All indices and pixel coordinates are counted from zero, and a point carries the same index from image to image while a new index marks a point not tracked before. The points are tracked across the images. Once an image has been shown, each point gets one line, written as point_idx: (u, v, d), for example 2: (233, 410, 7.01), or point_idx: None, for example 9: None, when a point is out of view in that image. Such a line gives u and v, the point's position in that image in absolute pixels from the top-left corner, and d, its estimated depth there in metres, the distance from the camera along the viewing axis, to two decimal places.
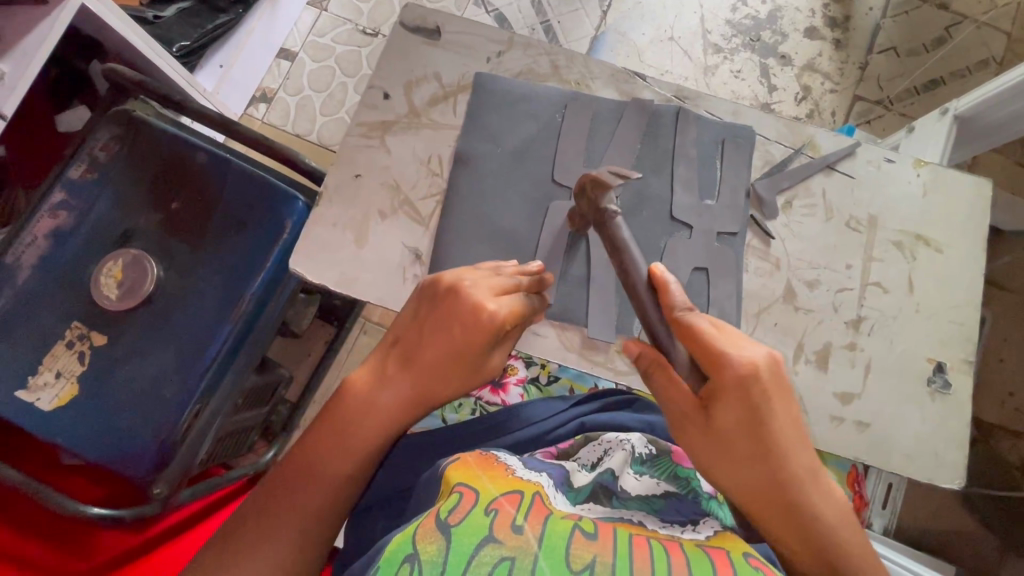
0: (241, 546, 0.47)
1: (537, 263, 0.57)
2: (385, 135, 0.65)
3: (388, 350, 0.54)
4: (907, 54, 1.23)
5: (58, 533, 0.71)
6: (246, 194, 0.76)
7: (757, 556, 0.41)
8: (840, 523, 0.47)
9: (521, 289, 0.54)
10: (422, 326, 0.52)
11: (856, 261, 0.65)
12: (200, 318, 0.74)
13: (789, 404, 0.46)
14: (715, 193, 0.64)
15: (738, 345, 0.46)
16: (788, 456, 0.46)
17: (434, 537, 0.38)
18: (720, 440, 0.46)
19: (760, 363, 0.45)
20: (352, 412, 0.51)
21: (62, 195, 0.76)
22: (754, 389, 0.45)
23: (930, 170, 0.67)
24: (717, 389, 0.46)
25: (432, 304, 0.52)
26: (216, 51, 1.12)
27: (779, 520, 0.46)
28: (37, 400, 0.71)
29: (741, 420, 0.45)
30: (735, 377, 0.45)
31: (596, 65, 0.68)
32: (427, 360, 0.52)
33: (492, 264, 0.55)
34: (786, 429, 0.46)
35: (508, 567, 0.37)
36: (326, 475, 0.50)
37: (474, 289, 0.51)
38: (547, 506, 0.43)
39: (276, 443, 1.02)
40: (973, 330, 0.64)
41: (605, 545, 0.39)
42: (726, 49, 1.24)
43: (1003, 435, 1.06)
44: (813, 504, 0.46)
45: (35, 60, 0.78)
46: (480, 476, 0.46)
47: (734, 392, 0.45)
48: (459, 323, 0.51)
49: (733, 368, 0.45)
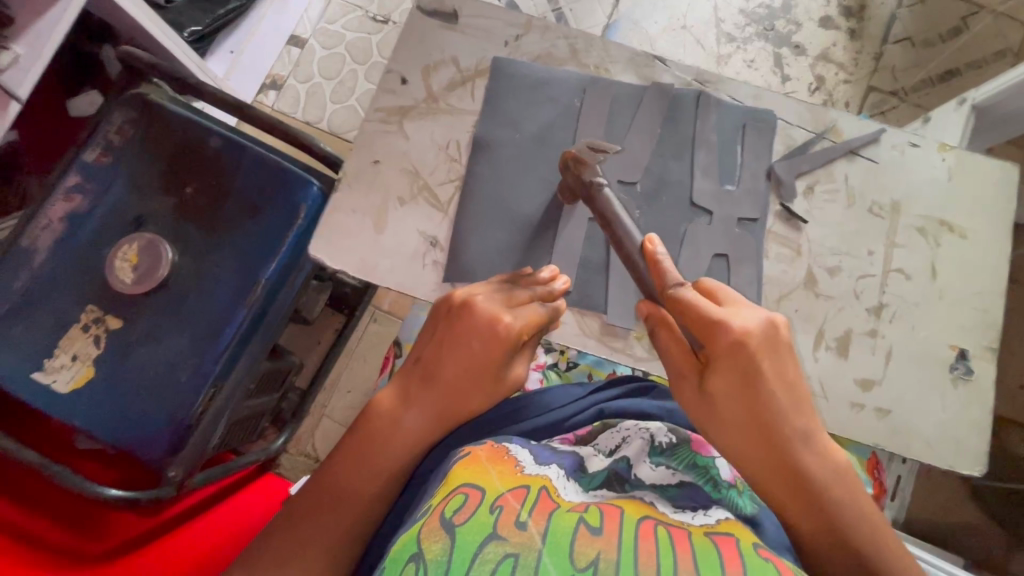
0: (276, 556, 0.50)
1: (550, 269, 0.57)
2: (403, 121, 0.64)
3: (407, 369, 0.56)
4: (922, 44, 1.21)
5: (75, 515, 0.73)
6: (261, 178, 0.76)
7: (766, 547, 0.41)
8: (840, 485, 0.48)
9: (536, 302, 0.55)
10: (442, 342, 0.54)
11: (878, 247, 0.64)
12: (215, 302, 0.74)
13: (786, 369, 0.48)
14: (736, 178, 0.64)
15: (735, 314, 0.48)
16: (783, 419, 0.47)
17: (438, 537, 0.39)
18: (714, 407, 0.48)
19: (754, 329, 0.48)
20: (379, 430, 0.54)
21: (76, 178, 0.76)
22: (747, 354, 0.47)
23: (955, 155, 0.66)
24: (712, 356, 0.48)
25: (449, 321, 0.54)
26: (227, 36, 1.15)
27: (782, 485, 0.47)
28: (54, 382, 0.72)
29: (733, 386, 0.48)
30: (727, 343, 0.47)
31: (615, 49, 0.67)
32: (447, 376, 0.53)
33: (505, 278, 0.56)
34: (782, 394, 0.48)
35: (511, 564, 0.36)
36: (353, 493, 0.52)
37: (487, 304, 0.53)
38: (553, 500, 0.43)
39: (287, 429, 1.03)
40: (996, 317, 0.63)
41: (610, 540, 0.39)
42: (739, 38, 1.23)
43: (1014, 429, 1.06)
44: (813, 469, 0.47)
45: (49, 42, 0.78)
46: (488, 471, 0.46)
47: (727, 358, 0.47)
48: (477, 338, 0.53)
49: (727, 336, 0.47)
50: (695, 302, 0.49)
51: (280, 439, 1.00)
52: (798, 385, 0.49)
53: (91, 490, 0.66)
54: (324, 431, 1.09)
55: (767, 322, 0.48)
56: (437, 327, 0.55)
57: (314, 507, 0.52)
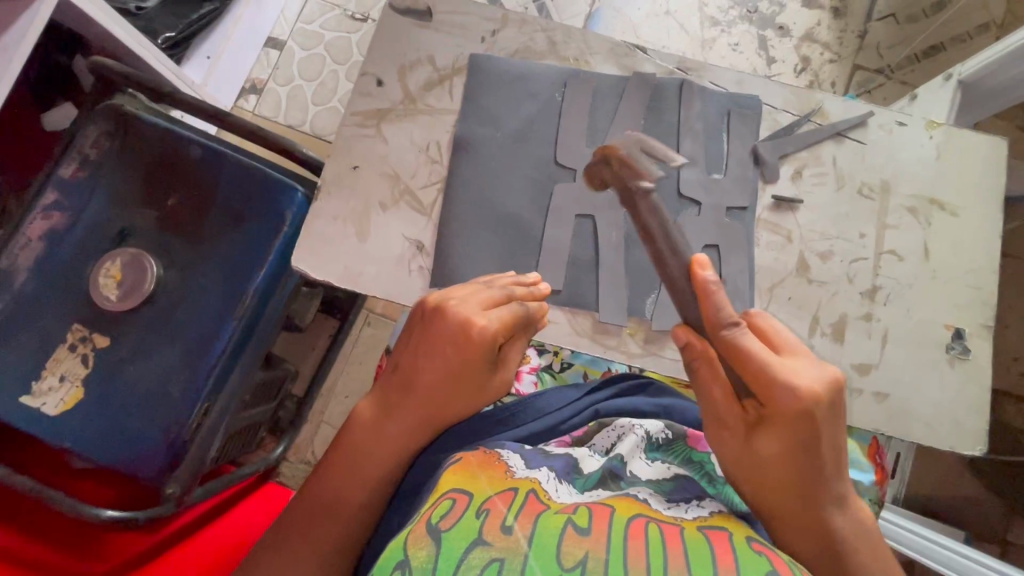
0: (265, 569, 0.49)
1: (535, 276, 0.57)
2: (381, 123, 0.63)
3: (386, 379, 0.55)
4: (906, 21, 1.20)
5: (73, 538, 0.72)
6: (243, 186, 0.75)
7: (760, 540, 0.41)
8: (868, 548, 0.46)
9: (514, 300, 0.54)
10: (416, 348, 0.53)
11: (869, 229, 0.64)
12: (204, 316, 0.73)
13: (839, 440, 0.46)
14: (723, 166, 0.63)
15: (798, 371, 0.45)
16: (826, 484, 0.46)
17: (425, 543, 0.38)
18: (760, 463, 0.46)
19: (819, 391, 0.44)
20: (359, 441, 0.53)
21: (54, 196, 0.74)
22: (810, 416, 0.44)
23: (943, 132, 0.66)
24: (768, 413, 0.45)
25: (421, 330, 0.53)
26: (202, 41, 1.09)
27: (808, 539, 0.46)
28: (43, 405, 0.71)
29: (785, 448, 0.45)
30: (792, 405, 0.44)
31: (594, 39, 0.66)
32: (424, 384, 0.52)
33: (482, 279, 0.55)
34: (830, 457, 0.46)
35: (497, 568, 0.36)
36: (340, 505, 0.52)
37: (460, 307, 0.51)
38: (542, 502, 0.42)
39: (286, 438, 1.01)
40: (990, 294, 0.63)
41: (599, 540, 0.38)
42: (723, 22, 1.22)
43: (1009, 401, 1.06)
44: (846, 535, 0.46)
45: (16, 55, 0.76)
46: (477, 475, 0.45)
47: (781, 419, 0.45)
48: (450, 344, 0.51)
49: (792, 397, 0.44)
50: (755, 353, 0.45)
51: (280, 447, 0.98)
52: (844, 452, 0.47)
53: (85, 512, 0.66)
54: (323, 438, 1.08)
55: (833, 382, 0.45)
56: (412, 333, 0.54)
57: (302, 519, 0.52)
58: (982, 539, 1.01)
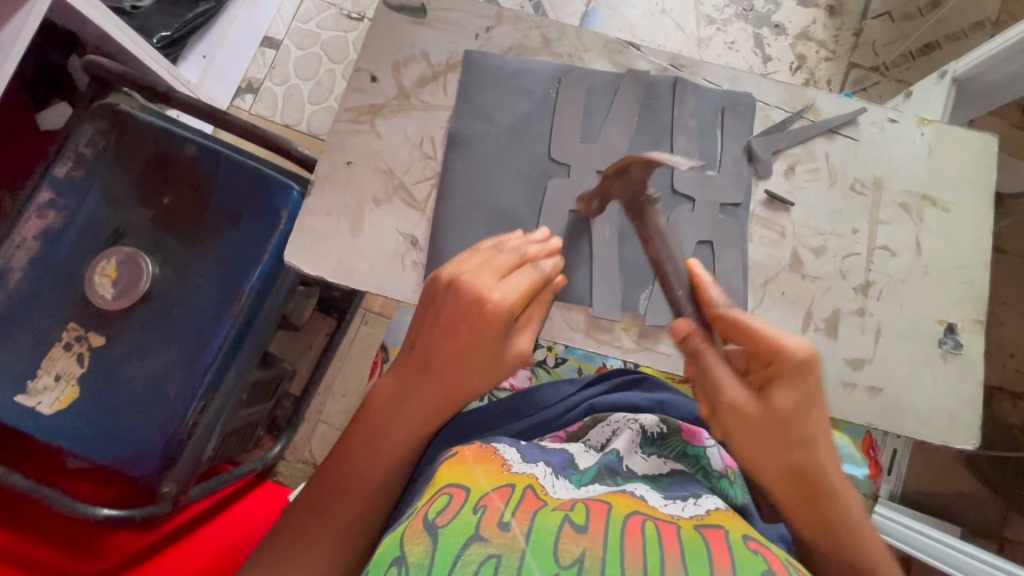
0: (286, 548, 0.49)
1: (544, 232, 0.56)
2: (375, 119, 0.63)
3: (403, 357, 0.55)
4: (901, 19, 1.21)
5: (72, 536, 0.72)
6: (238, 184, 0.75)
7: (757, 539, 0.41)
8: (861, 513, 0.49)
9: (528, 262, 0.53)
10: (430, 326, 0.52)
11: (862, 225, 0.64)
12: (200, 314, 0.73)
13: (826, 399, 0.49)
14: (717, 163, 0.63)
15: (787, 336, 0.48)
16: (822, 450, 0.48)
17: (421, 538, 0.38)
18: (778, 419, 0.47)
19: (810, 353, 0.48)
20: (376, 419, 0.53)
21: (49, 195, 0.74)
22: (805, 375, 0.47)
23: (934, 129, 0.66)
24: (772, 377, 0.48)
25: (436, 306, 0.52)
26: (197, 40, 1.09)
27: (810, 507, 0.48)
28: (39, 404, 0.71)
29: (799, 401, 0.47)
30: (792, 365, 0.47)
31: (588, 36, 0.66)
32: (441, 360, 0.52)
33: (493, 244, 0.54)
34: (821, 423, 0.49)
35: (494, 565, 0.36)
36: (359, 482, 0.52)
37: (474, 280, 0.51)
38: (539, 498, 0.42)
39: (283, 438, 1.01)
40: (982, 289, 0.63)
41: (596, 538, 0.38)
42: (719, 20, 1.22)
43: (1003, 397, 1.06)
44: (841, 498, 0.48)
45: (11, 54, 0.75)
46: (473, 470, 0.46)
47: (793, 374, 0.47)
48: (466, 321, 0.50)
49: (791, 357, 0.47)
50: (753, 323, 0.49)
51: (277, 446, 0.99)
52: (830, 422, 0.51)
53: (83, 510, 0.66)
54: (321, 437, 1.08)
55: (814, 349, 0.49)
56: (427, 312, 0.53)
57: (320, 499, 0.52)
58: (978, 535, 1.02)
